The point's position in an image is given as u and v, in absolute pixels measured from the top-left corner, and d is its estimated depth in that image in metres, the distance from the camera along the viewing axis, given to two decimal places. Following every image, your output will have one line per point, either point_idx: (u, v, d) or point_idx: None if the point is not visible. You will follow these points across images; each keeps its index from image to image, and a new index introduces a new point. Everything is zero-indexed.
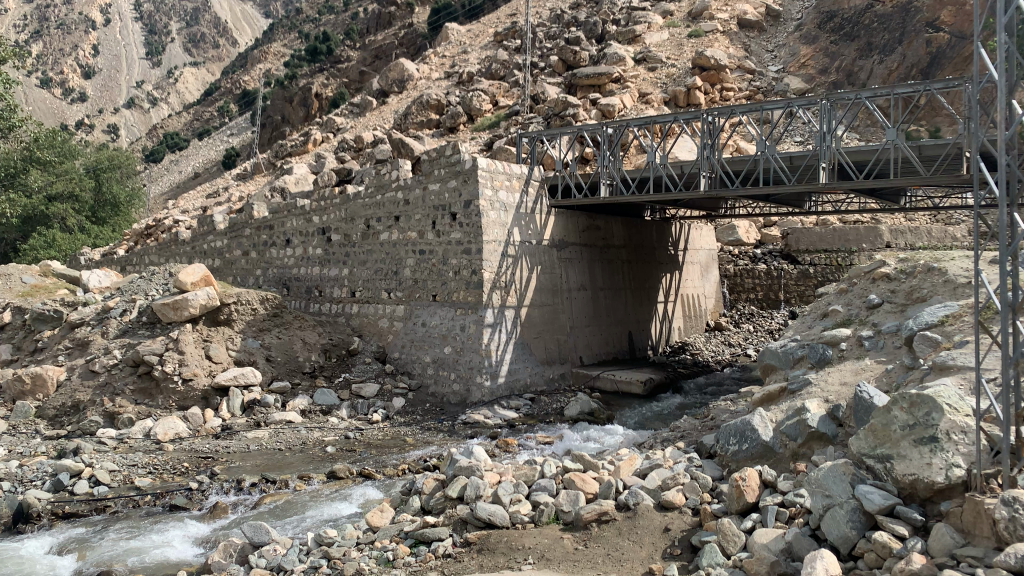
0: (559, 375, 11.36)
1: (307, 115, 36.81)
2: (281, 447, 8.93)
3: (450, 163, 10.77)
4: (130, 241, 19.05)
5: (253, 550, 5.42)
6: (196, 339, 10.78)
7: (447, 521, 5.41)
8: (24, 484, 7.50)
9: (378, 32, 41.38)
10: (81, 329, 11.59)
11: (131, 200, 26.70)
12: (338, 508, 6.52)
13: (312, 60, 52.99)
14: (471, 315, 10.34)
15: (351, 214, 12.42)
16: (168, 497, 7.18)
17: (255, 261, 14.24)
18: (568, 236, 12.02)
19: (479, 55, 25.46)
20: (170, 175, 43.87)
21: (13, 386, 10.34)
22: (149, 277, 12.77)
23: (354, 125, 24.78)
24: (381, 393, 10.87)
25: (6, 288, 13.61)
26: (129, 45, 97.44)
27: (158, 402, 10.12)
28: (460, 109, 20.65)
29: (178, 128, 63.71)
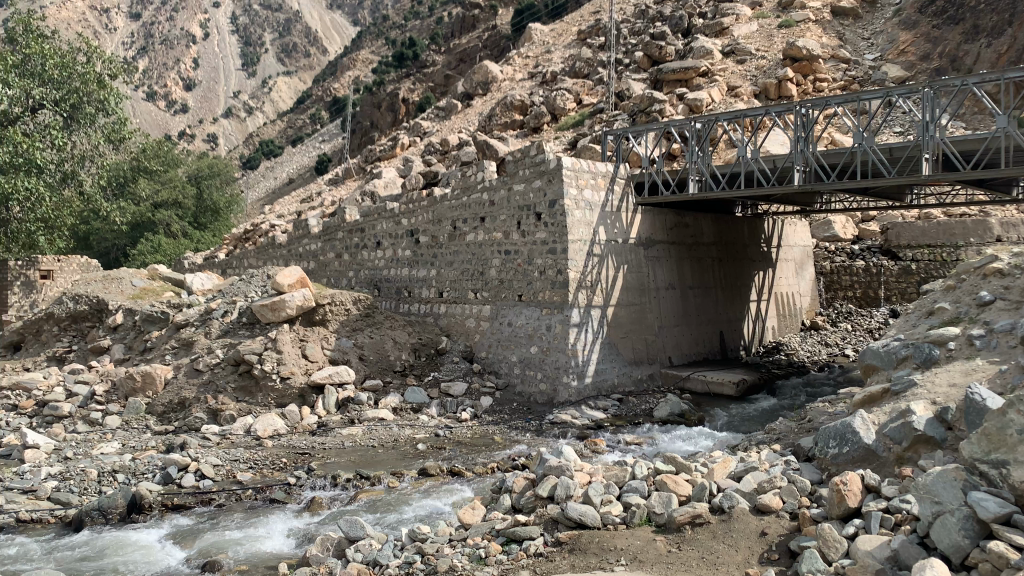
0: (647, 376, 11.22)
1: (395, 120, 37.69)
2: (373, 444, 9.13)
3: (535, 163, 10.78)
4: (230, 245, 19.90)
5: (349, 545, 5.56)
6: (293, 339, 11.15)
7: (538, 520, 5.41)
8: (137, 476, 7.93)
9: (463, 35, 41.86)
10: (186, 329, 12.17)
11: (230, 207, 27.89)
12: (429, 505, 6.61)
13: (399, 65, 54.24)
14: (557, 315, 10.31)
15: (438, 215, 12.61)
16: (268, 491, 7.45)
17: (347, 263, 14.64)
18: (655, 234, 11.84)
19: (562, 54, 25.45)
20: (266, 181, 45.75)
21: (125, 384, 10.93)
22: (248, 280, 13.31)
23: (439, 129, 25.17)
24: (469, 392, 10.98)
25: (118, 290, 14.43)
26: (227, 57, 102.06)
27: (258, 400, 10.50)
28: (544, 108, 20.70)
29: (273, 135, 66.33)
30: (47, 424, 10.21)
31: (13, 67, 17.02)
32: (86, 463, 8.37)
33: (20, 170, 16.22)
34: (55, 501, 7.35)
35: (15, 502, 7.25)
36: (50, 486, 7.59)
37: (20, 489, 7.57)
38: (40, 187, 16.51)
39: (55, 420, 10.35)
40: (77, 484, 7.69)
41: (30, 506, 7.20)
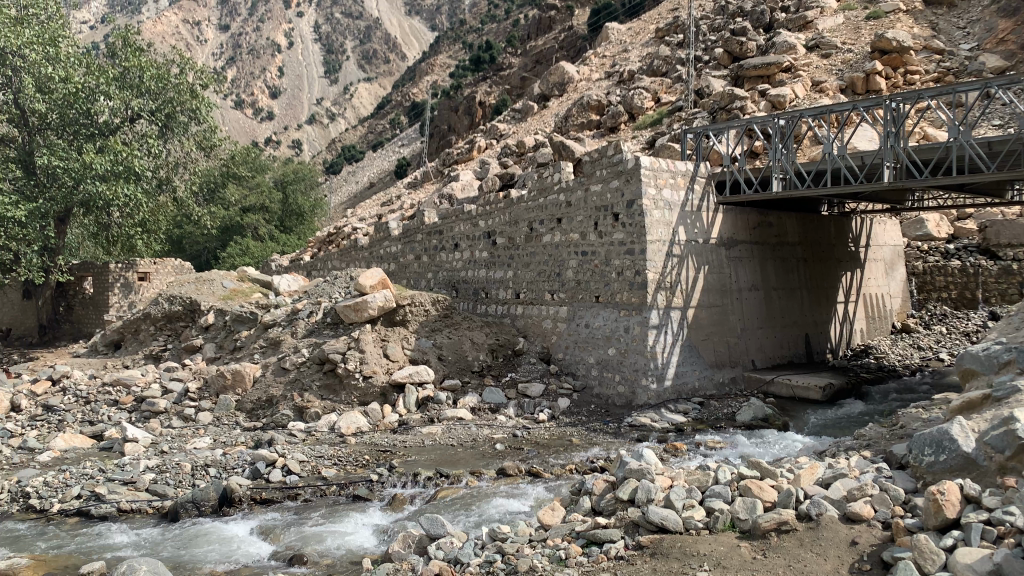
0: (729, 379, 10.97)
1: (472, 124, 38.23)
2: (452, 443, 9.22)
3: (613, 163, 10.72)
4: (314, 248, 20.48)
5: (430, 542, 5.65)
6: (375, 339, 11.39)
7: (619, 523, 5.37)
8: (228, 471, 8.24)
9: (539, 37, 41.85)
10: (273, 329, 12.60)
11: (313, 210, 28.72)
12: (508, 505, 6.65)
13: (476, 69, 54.97)
14: (635, 316, 10.20)
15: (515, 217, 12.67)
16: (352, 487, 7.62)
17: (425, 265, 14.88)
18: (737, 234, 11.58)
19: (640, 53, 25.20)
20: (347, 185, 47.08)
21: (216, 381, 11.38)
22: (332, 281, 13.67)
23: (516, 130, 25.28)
24: (547, 392, 10.99)
25: (211, 292, 15.03)
26: (310, 65, 105.46)
27: (342, 398, 10.73)
28: (621, 108, 20.53)
29: (354, 140, 68.14)
30: (145, 419, 10.74)
31: (114, 80, 17.99)
32: (180, 457, 8.76)
33: (120, 177, 17.12)
34: (152, 492, 7.72)
35: (116, 493, 7.67)
36: (148, 478, 7.99)
37: (121, 480, 8.01)
38: (138, 194, 17.40)
39: (153, 415, 10.88)
40: (172, 476, 8.06)
41: (130, 497, 7.60)
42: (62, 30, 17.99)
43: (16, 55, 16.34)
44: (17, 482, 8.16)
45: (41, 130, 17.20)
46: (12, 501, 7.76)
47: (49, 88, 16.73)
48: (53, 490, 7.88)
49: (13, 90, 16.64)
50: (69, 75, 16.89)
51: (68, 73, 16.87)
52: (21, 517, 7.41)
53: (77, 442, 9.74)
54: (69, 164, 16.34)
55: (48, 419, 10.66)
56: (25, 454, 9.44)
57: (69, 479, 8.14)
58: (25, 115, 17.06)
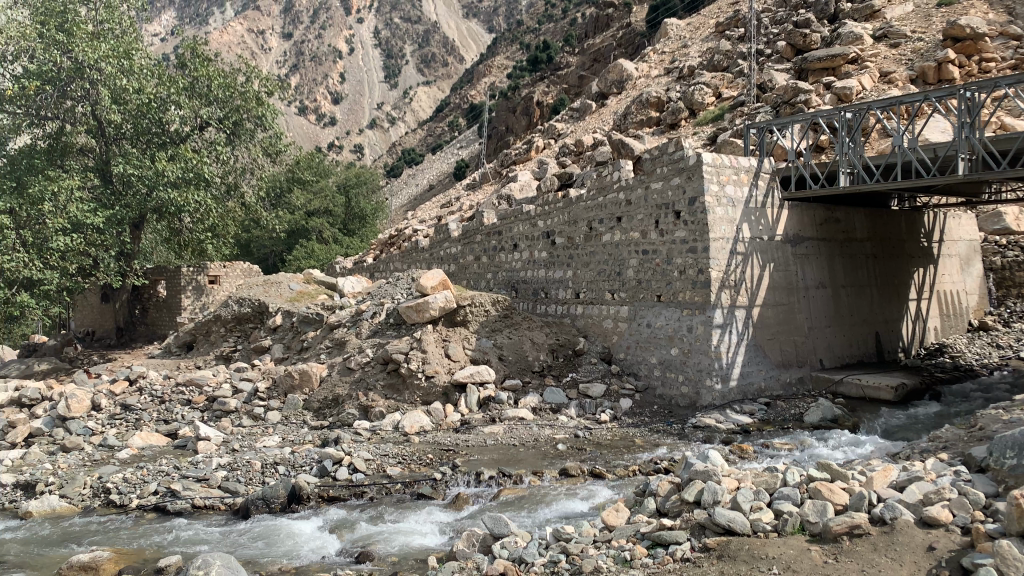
0: (797, 379, 10.73)
1: (529, 124, 38.39)
2: (515, 443, 9.26)
3: (674, 160, 10.60)
4: (376, 250, 20.82)
5: (494, 541, 5.68)
6: (437, 339, 11.53)
7: (685, 524, 5.30)
8: (296, 468, 8.43)
9: (597, 35, 41.61)
10: (339, 329, 12.86)
11: (375, 213, 29.19)
12: (571, 505, 6.64)
13: (534, 69, 55.21)
14: (699, 315, 10.05)
15: (574, 216, 12.64)
16: (416, 486, 7.72)
17: (485, 265, 14.97)
18: (804, 230, 11.30)
19: (700, 48, 24.83)
20: (408, 187, 47.87)
21: (284, 381, 11.67)
22: (395, 282, 13.86)
23: (574, 130, 25.19)
24: (609, 393, 10.92)
25: (278, 293, 15.45)
26: (371, 71, 107.44)
27: (405, 397, 10.86)
28: (681, 104, 20.25)
29: (413, 143, 69.15)
30: (217, 418, 11.10)
31: (184, 90, 18.63)
32: (251, 455, 9.01)
33: (191, 184, 17.70)
34: (224, 489, 7.96)
35: (191, 489, 7.94)
36: (220, 476, 8.24)
37: (195, 477, 8.28)
38: (208, 200, 17.97)
39: (224, 414, 11.23)
40: (243, 474, 8.29)
41: (204, 493, 7.85)
42: (136, 43, 18.66)
43: (93, 68, 16.96)
44: (99, 478, 8.53)
45: (117, 139, 17.90)
46: (94, 496, 8.11)
47: (123, 99, 17.29)
48: (132, 486, 8.20)
49: (90, 102, 17.22)
50: (143, 86, 17.52)
51: (141, 85, 17.50)
52: (103, 511, 7.74)
53: (153, 440, 10.11)
54: (143, 172, 16.95)
55: (126, 418, 11.11)
56: (105, 451, 9.86)
57: (146, 476, 8.44)
58: (102, 126, 17.62)
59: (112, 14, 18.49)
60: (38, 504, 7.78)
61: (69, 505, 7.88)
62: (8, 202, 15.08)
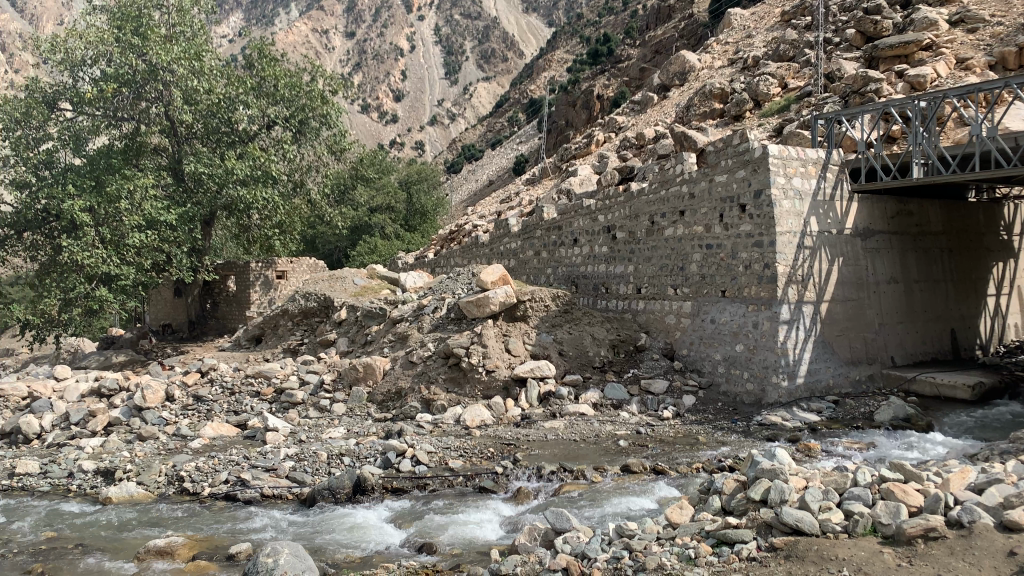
0: (866, 377, 10.42)
1: (590, 118, 38.28)
2: (575, 438, 9.24)
3: (739, 152, 10.42)
4: (437, 245, 21.00)
5: (556, 536, 5.71)
6: (497, 334, 11.61)
7: (751, 523, 5.21)
8: (361, 460, 8.58)
9: (658, 27, 41.03)
10: (401, 324, 13.04)
11: (436, 209, 29.49)
12: (633, 502, 6.60)
13: (594, 62, 54.98)
14: (765, 311, 9.86)
15: (636, 210, 12.53)
16: (477, 479, 7.77)
17: (545, 260, 14.97)
18: (875, 224, 10.95)
19: (765, 37, 24.25)
20: (468, 182, 48.34)
21: (349, 374, 11.91)
22: (456, 277, 13.97)
23: (635, 123, 24.92)
24: (671, 389, 10.79)
25: (343, 288, 15.81)
26: (431, 68, 108.63)
27: (466, 390, 10.95)
28: (745, 95, 19.84)
29: (473, 139, 69.70)
30: (284, 409, 11.40)
31: (252, 90, 19.04)
32: (317, 446, 9.22)
33: (259, 181, 18.10)
34: (292, 479, 8.16)
35: (260, 479, 8.17)
36: (288, 466, 8.45)
37: (264, 467, 8.51)
38: (276, 197, 18.36)
39: (291, 405, 11.52)
40: (310, 465, 8.49)
41: (272, 483, 8.06)
42: (207, 45, 19.23)
43: (166, 70, 17.57)
44: (173, 466, 8.84)
45: (189, 139, 18.60)
46: (169, 483, 8.40)
47: (195, 100, 17.80)
48: (204, 475, 8.47)
49: (163, 103, 17.92)
50: (213, 87, 18.00)
51: (211, 86, 17.98)
52: (177, 498, 8.02)
53: (224, 431, 10.44)
54: (213, 170, 17.48)
55: (199, 408, 11.49)
56: (179, 440, 10.21)
57: (218, 465, 8.71)
58: (175, 126, 18.40)
59: (183, 17, 19.10)
60: (117, 490, 8.12)
61: (145, 491, 8.18)
62: (88, 200, 15.80)
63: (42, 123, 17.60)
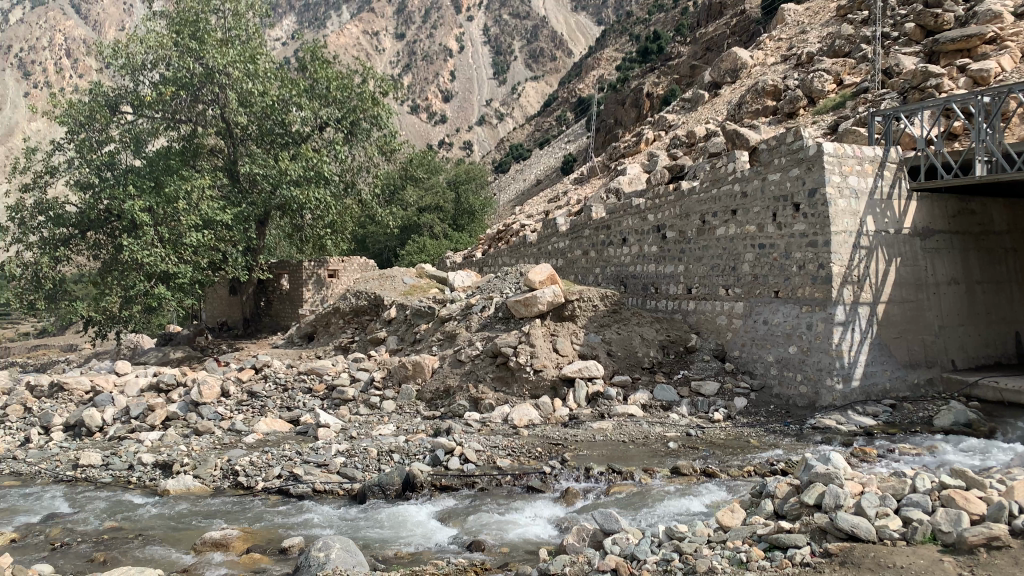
0: (925, 380, 10.14)
1: (639, 116, 38.07)
2: (624, 439, 9.18)
3: (793, 150, 10.25)
4: (485, 245, 21.07)
5: (605, 536, 5.70)
6: (545, 333, 11.61)
7: (804, 529, 5.11)
8: (410, 456, 8.67)
9: (709, 24, 40.47)
10: (449, 322, 13.13)
11: (484, 209, 29.58)
12: (684, 504, 6.53)
13: (644, 61, 54.69)
14: (819, 312, 9.66)
15: (686, 209, 12.40)
16: (525, 478, 7.78)
17: (594, 260, 14.90)
18: (935, 223, 10.63)
19: (820, 33, 23.72)
20: (516, 182, 48.55)
21: (399, 372, 12.04)
22: (504, 276, 14.00)
23: (685, 121, 24.65)
24: (722, 391, 10.65)
25: (392, 287, 15.99)
26: (480, 68, 109.29)
27: (514, 390, 10.97)
28: (799, 92, 19.46)
29: (521, 138, 69.94)
30: (335, 405, 11.60)
31: (305, 92, 19.35)
32: (367, 442, 9.34)
33: (312, 182, 18.36)
34: (343, 475, 8.28)
35: (312, 474, 8.31)
36: (339, 461, 8.58)
37: (316, 462, 8.66)
38: (328, 198, 18.61)
39: (342, 402, 11.70)
40: (360, 461, 8.61)
41: (323, 478, 8.20)
42: (261, 48, 19.58)
43: (222, 73, 17.98)
44: (228, 460, 9.05)
45: (244, 140, 18.93)
46: (224, 477, 8.61)
47: (250, 101, 18.16)
48: (258, 469, 8.66)
49: (219, 105, 18.38)
50: (267, 89, 18.28)
51: (266, 88, 18.26)
52: (232, 491, 8.21)
53: (277, 426, 10.65)
54: (268, 171, 17.85)
55: (253, 404, 11.74)
56: (234, 435, 10.45)
57: (271, 460, 8.89)
58: (230, 128, 18.81)
59: (239, 21, 19.53)
60: (175, 482, 8.35)
61: (202, 484, 8.40)
62: (148, 201, 16.27)
63: (105, 126, 18.21)
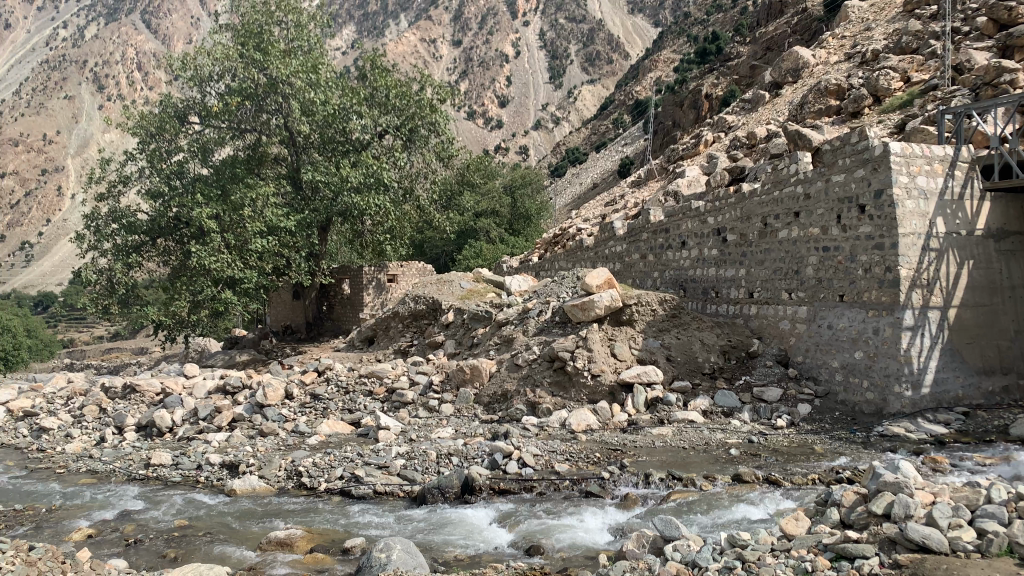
0: (1001, 388, 9.76)
1: (698, 117, 37.67)
2: (684, 446, 9.07)
3: (858, 151, 10.00)
4: (542, 249, 21.08)
5: (665, 543, 5.64)
6: (603, 338, 11.56)
7: (873, 539, 4.98)
8: (469, 460, 8.72)
9: (769, 23, 39.74)
10: (506, 327, 13.18)
11: (540, 213, 29.63)
12: (748, 512, 6.43)
13: (702, 62, 54.09)
14: (886, 317, 9.39)
15: (748, 212, 12.21)
16: (584, 483, 7.76)
17: (652, 264, 14.78)
18: (1010, 223, 10.22)
19: (886, 29, 23.05)
20: (572, 185, 48.55)
21: (457, 375, 12.15)
22: (561, 280, 13.98)
23: (745, 122, 24.22)
24: (785, 398, 10.42)
25: (450, 291, 16.13)
26: (536, 73, 109.63)
27: (572, 394, 10.96)
28: (864, 90, 18.93)
29: (577, 142, 69.87)
30: (395, 408, 11.77)
31: (365, 100, 19.60)
32: (427, 445, 9.44)
33: (372, 189, 18.62)
34: (403, 477, 8.38)
35: (373, 476, 8.43)
36: (399, 463, 8.69)
37: (376, 464, 8.79)
38: (387, 204, 18.86)
39: (402, 405, 11.86)
40: (420, 463, 8.70)
41: (384, 480, 8.31)
42: (322, 58, 19.98)
43: (285, 83, 18.43)
44: (292, 461, 9.25)
45: (306, 148, 19.30)
46: (288, 478, 8.81)
47: (311, 110, 18.50)
48: (321, 470, 8.83)
49: (282, 115, 18.79)
50: (328, 98, 18.59)
51: (327, 97, 18.59)
52: (296, 492, 8.40)
53: (339, 428, 10.86)
54: (329, 178, 18.20)
55: (315, 406, 11.99)
56: (297, 436, 10.70)
57: (333, 461, 9.05)
58: (293, 136, 19.22)
59: (301, 32, 20.01)
60: (241, 482, 8.57)
61: (267, 485, 8.61)
62: (215, 208, 16.78)
63: (174, 136, 18.90)
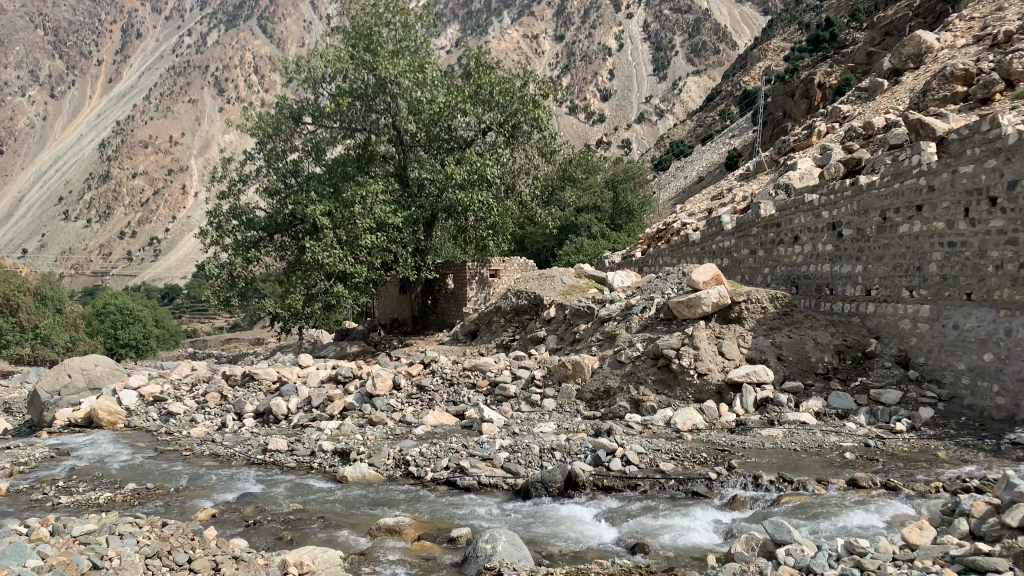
0: None
1: (810, 108, 36.34)
2: (795, 448, 8.79)
3: (988, 140, 9.39)
4: (644, 244, 20.76)
5: (776, 547, 5.47)
6: (709, 336, 11.34)
7: (1006, 552, 4.68)
8: (572, 455, 8.73)
9: (888, 6, 37.76)
10: (609, 323, 13.11)
11: (643, 209, 29.31)
12: (865, 518, 6.17)
13: (816, 49, 52.03)
14: (1020, 317, 8.76)
15: (865, 206, 11.68)
16: (690, 483, 7.63)
17: (762, 260, 14.36)
18: None
19: (1021, 8, 21.47)
20: (677, 179, 47.72)
21: (560, 371, 12.16)
22: (665, 277, 13.75)
23: (862, 111, 23.11)
24: (905, 401, 9.92)
25: (552, 287, 16.18)
26: (640, 66, 108.27)
27: (677, 393, 10.82)
28: (995, 75, 17.70)
29: (682, 135, 68.58)
30: (498, 401, 11.92)
31: (469, 98, 19.70)
32: (530, 439, 9.52)
33: (476, 185, 18.82)
34: (507, 470, 8.48)
35: (477, 467, 8.57)
36: (503, 456, 8.81)
37: (480, 456, 8.93)
38: (491, 200, 18.98)
39: (505, 398, 11.99)
40: (523, 456, 8.79)
41: (488, 472, 8.44)
42: (429, 57, 20.38)
43: (393, 83, 18.70)
44: (399, 450, 9.51)
45: (413, 146, 19.69)
46: (396, 466, 9.07)
47: (418, 109, 18.81)
48: (427, 460, 9.05)
49: (391, 114, 19.21)
50: (434, 97, 18.86)
51: (433, 95, 18.85)
52: (404, 480, 8.64)
53: (444, 419, 11.10)
54: (435, 176, 18.54)
55: (422, 397, 12.29)
56: (404, 426, 11.00)
57: (439, 452, 9.26)
58: (401, 135, 19.65)
59: (408, 32, 20.44)
60: (352, 470, 8.88)
61: (376, 472, 8.90)
62: (327, 206, 17.40)
63: (289, 136, 19.70)
